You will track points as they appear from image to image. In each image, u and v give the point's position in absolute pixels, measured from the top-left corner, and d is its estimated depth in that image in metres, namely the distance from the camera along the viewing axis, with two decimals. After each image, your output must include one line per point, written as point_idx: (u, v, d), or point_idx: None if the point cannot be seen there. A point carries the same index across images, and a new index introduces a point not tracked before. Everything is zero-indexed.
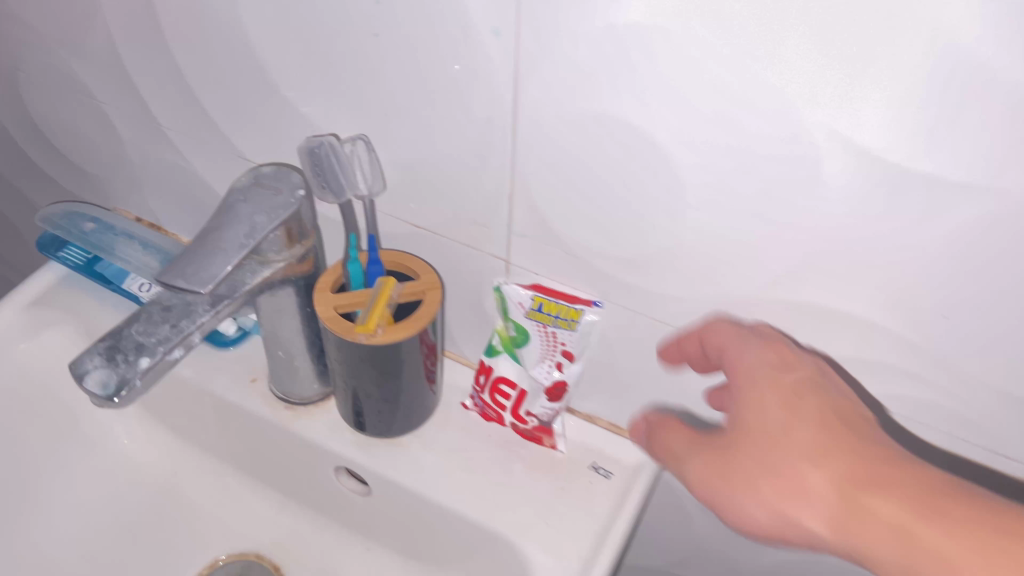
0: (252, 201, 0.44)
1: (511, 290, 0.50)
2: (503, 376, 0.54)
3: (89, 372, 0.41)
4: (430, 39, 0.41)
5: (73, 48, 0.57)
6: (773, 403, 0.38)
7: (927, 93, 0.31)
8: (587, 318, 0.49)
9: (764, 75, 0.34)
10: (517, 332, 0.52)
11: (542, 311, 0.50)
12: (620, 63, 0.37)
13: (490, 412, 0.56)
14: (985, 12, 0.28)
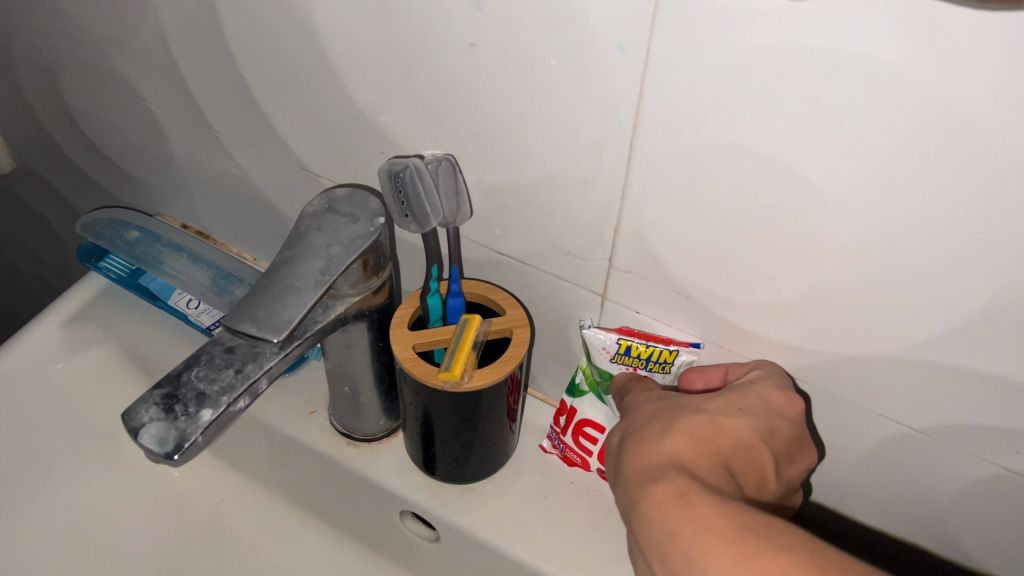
0: (326, 231, 0.39)
1: (594, 336, 0.45)
2: (587, 419, 0.49)
3: (144, 426, 0.36)
4: (537, 51, 0.36)
5: (120, 46, 0.52)
6: (706, 425, 0.37)
7: (907, 151, 0.31)
8: (683, 360, 0.44)
9: (793, 135, 0.33)
10: (604, 375, 0.47)
11: (631, 355, 0.45)
12: (762, 90, 0.32)
13: (573, 457, 0.51)
14: (975, 83, 0.28)
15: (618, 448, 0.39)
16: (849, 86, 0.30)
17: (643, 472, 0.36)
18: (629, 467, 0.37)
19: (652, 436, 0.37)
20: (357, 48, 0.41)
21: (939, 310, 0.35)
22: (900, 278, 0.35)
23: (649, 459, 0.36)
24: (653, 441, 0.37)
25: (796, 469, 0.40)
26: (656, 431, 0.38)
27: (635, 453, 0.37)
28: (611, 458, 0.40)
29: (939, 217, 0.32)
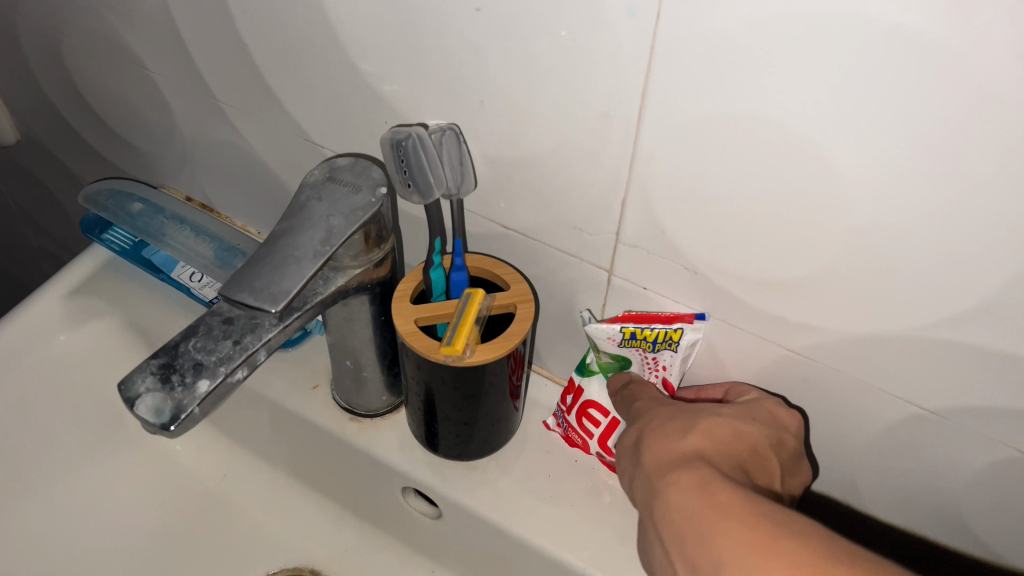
0: (326, 201, 0.38)
1: (596, 329, 0.46)
2: (592, 400, 0.48)
3: (140, 397, 0.36)
4: (544, 14, 0.34)
5: (123, 12, 0.51)
6: (725, 431, 0.38)
7: (957, 153, 0.29)
8: (688, 337, 0.43)
9: (823, 114, 0.31)
10: (612, 357, 0.47)
11: (638, 339, 0.45)
12: (780, 57, 0.30)
13: (575, 438, 0.50)
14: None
15: (632, 447, 0.40)
16: (866, 47, 0.29)
17: (665, 465, 0.36)
18: (648, 463, 0.37)
19: (672, 432, 0.38)
20: (360, 12, 0.40)
21: (967, 289, 0.33)
22: (919, 254, 0.33)
23: (671, 452, 0.37)
24: (675, 439, 0.38)
25: (795, 484, 0.41)
26: (674, 431, 0.38)
27: (655, 450, 0.38)
28: (625, 458, 0.40)
29: (960, 187, 0.30)
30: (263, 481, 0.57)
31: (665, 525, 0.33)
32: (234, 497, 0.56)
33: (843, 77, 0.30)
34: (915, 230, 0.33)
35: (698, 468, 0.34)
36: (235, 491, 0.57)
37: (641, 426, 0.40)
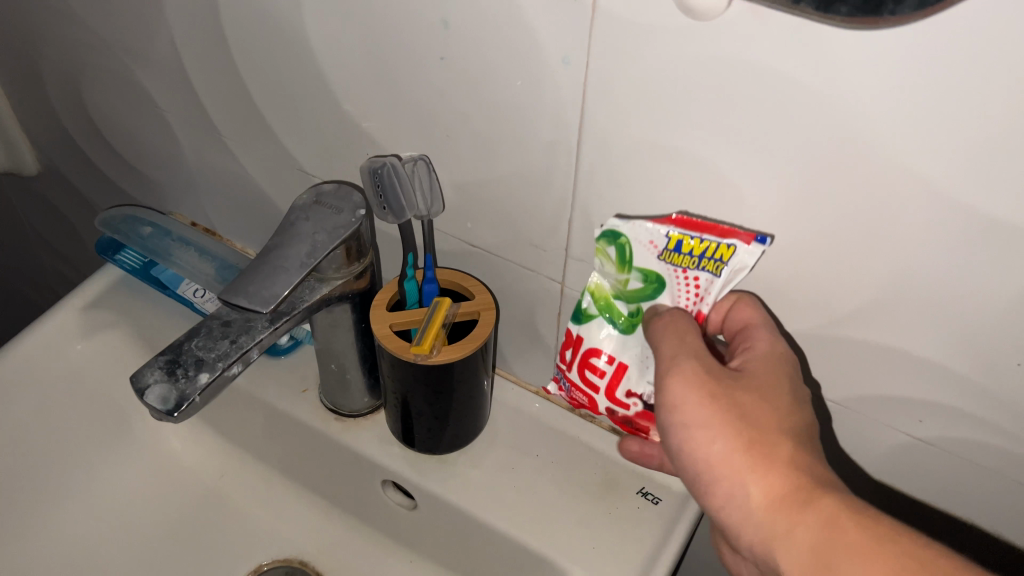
0: (313, 220, 0.44)
1: (642, 229, 0.42)
2: (596, 350, 0.47)
3: (150, 387, 0.42)
4: (496, 62, 0.41)
5: (139, 58, 0.57)
6: (795, 429, 0.39)
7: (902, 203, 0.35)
8: (739, 259, 0.40)
9: (740, 139, 0.37)
10: (644, 283, 0.44)
11: (682, 252, 0.42)
12: (686, 97, 0.37)
13: (580, 394, 0.50)
14: (986, 161, 0.32)
15: (715, 460, 0.39)
16: (751, 92, 0.35)
17: (785, 507, 0.37)
18: (757, 498, 0.38)
19: (762, 450, 0.38)
20: (344, 58, 0.46)
21: (853, 290, 0.39)
22: (813, 262, 0.39)
23: (778, 481, 0.38)
24: (773, 468, 0.38)
25: None
26: (764, 455, 0.38)
27: (757, 483, 0.38)
28: (703, 469, 0.40)
29: (845, 208, 0.36)
30: (258, 479, 0.63)
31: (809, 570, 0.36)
32: (230, 494, 0.62)
33: (765, 111, 0.35)
34: (813, 245, 0.39)
35: (818, 505, 0.36)
36: (231, 488, 0.62)
37: (710, 430, 0.39)
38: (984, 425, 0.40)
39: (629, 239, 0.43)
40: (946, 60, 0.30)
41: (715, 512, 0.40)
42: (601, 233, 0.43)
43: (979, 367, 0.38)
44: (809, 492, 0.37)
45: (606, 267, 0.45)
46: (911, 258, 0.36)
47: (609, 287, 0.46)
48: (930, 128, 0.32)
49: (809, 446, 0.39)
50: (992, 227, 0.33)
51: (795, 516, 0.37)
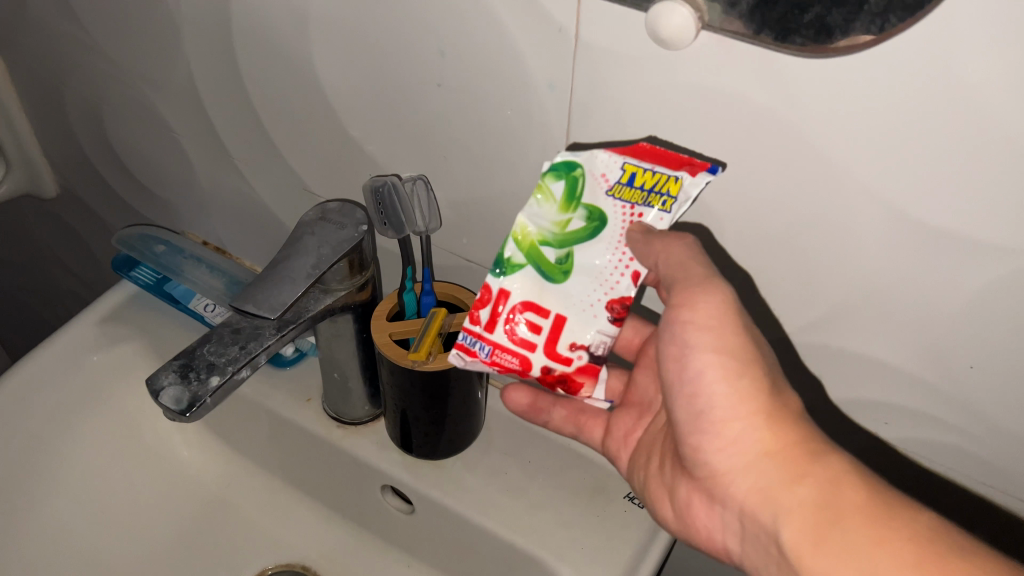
0: (318, 235, 0.47)
1: (596, 157, 0.41)
2: (527, 304, 0.44)
3: (164, 388, 0.45)
4: (490, 90, 0.44)
5: (157, 84, 0.61)
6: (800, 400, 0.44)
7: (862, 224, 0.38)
8: (688, 190, 0.39)
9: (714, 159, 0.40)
10: (585, 223, 0.42)
11: (634, 185, 0.41)
12: (662, 120, 0.40)
13: (509, 359, 0.45)
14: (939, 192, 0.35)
15: (739, 393, 0.43)
16: (720, 116, 0.38)
17: (792, 455, 0.42)
18: (766, 442, 0.43)
19: (782, 404, 0.43)
20: (349, 85, 0.50)
21: (819, 299, 0.42)
22: (782, 274, 0.43)
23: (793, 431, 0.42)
24: (787, 417, 0.42)
25: None
26: (781, 405, 0.43)
27: (770, 427, 0.43)
28: (722, 399, 0.43)
29: (809, 223, 0.39)
30: (263, 487, 0.65)
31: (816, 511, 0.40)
32: (237, 501, 0.65)
33: (736, 134, 0.38)
34: (781, 258, 0.42)
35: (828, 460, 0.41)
36: (238, 495, 0.65)
37: (739, 365, 0.42)
38: (945, 426, 0.43)
39: (584, 171, 0.41)
40: (893, 86, 0.33)
41: (715, 443, 0.44)
42: (552, 163, 0.41)
43: (936, 370, 0.41)
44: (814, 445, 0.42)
45: (546, 206, 0.42)
46: (871, 271, 0.39)
47: (539, 231, 0.43)
48: (886, 156, 0.35)
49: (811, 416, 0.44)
50: (943, 239, 0.36)
51: (800, 465, 0.42)
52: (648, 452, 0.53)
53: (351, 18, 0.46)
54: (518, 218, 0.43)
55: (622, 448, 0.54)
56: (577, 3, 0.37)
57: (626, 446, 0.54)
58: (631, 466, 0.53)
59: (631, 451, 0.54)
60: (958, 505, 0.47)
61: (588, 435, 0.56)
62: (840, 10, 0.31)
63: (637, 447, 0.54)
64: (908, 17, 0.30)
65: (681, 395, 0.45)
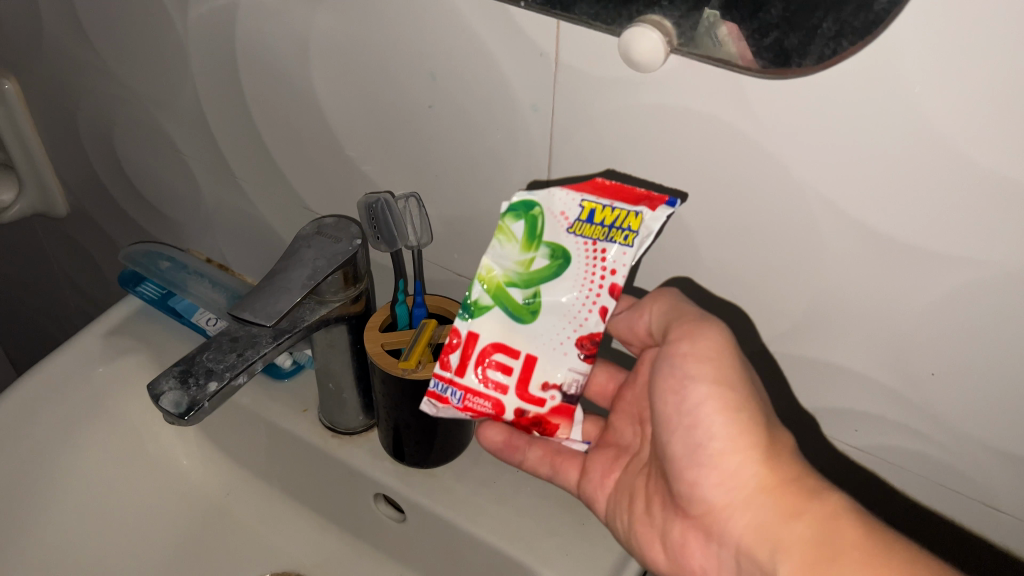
0: (314, 248, 0.50)
1: (556, 197, 0.43)
2: (497, 347, 0.46)
3: (164, 393, 0.47)
4: (478, 112, 0.47)
5: (166, 107, 0.64)
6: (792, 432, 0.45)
7: (827, 241, 0.40)
8: (648, 223, 0.41)
9: (685, 177, 0.42)
10: (549, 262, 0.44)
11: (593, 221, 0.43)
12: (638, 141, 0.42)
13: (481, 402, 0.47)
14: (895, 211, 0.37)
15: (736, 430, 0.43)
16: (690, 134, 0.40)
17: (788, 492, 0.42)
18: (763, 478, 0.43)
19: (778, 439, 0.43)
20: (346, 108, 0.52)
21: (789, 311, 0.44)
22: (754, 286, 0.45)
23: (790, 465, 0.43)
24: (783, 453, 0.43)
25: None
26: (778, 441, 0.43)
27: (766, 464, 0.43)
28: (720, 436, 0.43)
29: (777, 238, 0.42)
30: (260, 496, 0.67)
31: (814, 548, 0.41)
32: (235, 510, 0.66)
33: (705, 155, 0.40)
34: (752, 272, 0.44)
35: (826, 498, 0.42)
36: (236, 504, 0.67)
37: (738, 399, 0.43)
38: (913, 431, 0.45)
39: (542, 211, 0.44)
40: (846, 105, 0.35)
41: (711, 481, 0.44)
42: (510, 204, 0.44)
43: (900, 377, 0.43)
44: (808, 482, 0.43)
45: (509, 247, 0.45)
46: (836, 282, 0.41)
47: (504, 273, 0.45)
48: (846, 175, 0.37)
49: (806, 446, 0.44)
50: (900, 248, 0.38)
51: (798, 503, 0.42)
52: (629, 493, 0.52)
53: (348, 44, 0.48)
54: (483, 261, 0.45)
55: (600, 489, 0.54)
56: (556, 29, 0.40)
57: (603, 488, 0.54)
58: (611, 505, 0.53)
59: (609, 492, 0.54)
60: (925, 511, 0.49)
61: (564, 476, 0.56)
62: (796, 35, 0.34)
63: (618, 488, 0.54)
64: (857, 41, 0.33)
65: (678, 430, 0.45)
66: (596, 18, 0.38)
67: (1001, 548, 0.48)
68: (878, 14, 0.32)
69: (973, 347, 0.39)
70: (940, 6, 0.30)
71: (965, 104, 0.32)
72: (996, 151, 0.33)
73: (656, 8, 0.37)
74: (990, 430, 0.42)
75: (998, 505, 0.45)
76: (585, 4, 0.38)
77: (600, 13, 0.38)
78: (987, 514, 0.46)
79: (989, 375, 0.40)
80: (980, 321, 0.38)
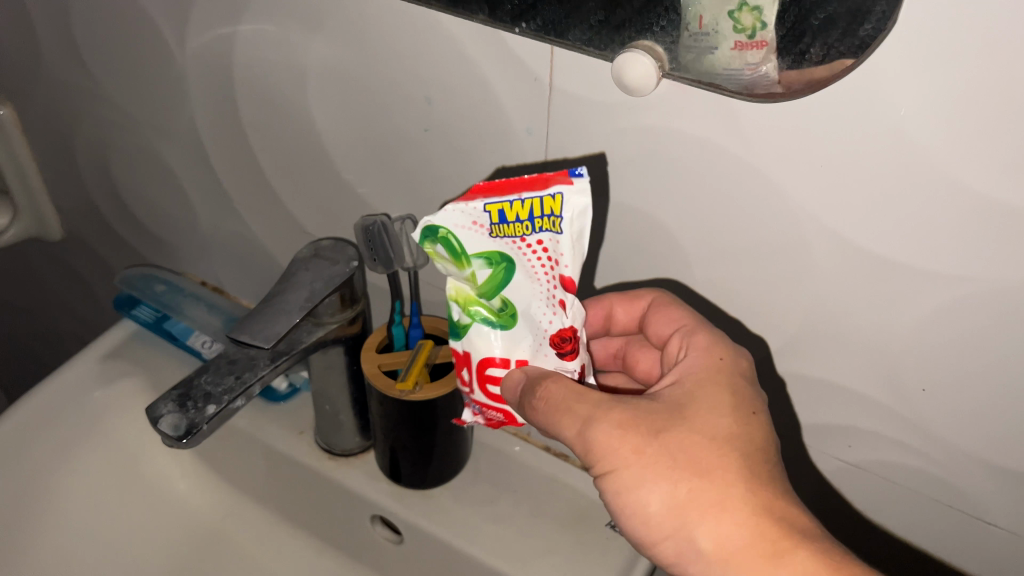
0: (311, 270, 0.50)
1: (453, 215, 0.39)
2: (489, 359, 0.43)
3: (163, 416, 0.48)
4: (474, 135, 0.47)
5: (162, 132, 0.64)
6: (741, 470, 0.39)
7: (821, 262, 0.41)
8: (569, 203, 0.37)
9: (676, 198, 0.43)
10: (491, 269, 0.40)
11: (510, 221, 0.38)
12: (630, 164, 0.43)
13: (495, 415, 0.45)
14: (890, 235, 0.38)
15: (658, 514, 0.39)
16: (682, 157, 0.41)
17: (744, 558, 0.37)
18: (711, 552, 0.38)
19: (711, 498, 0.38)
20: (343, 133, 0.53)
21: (781, 329, 0.45)
22: (747, 305, 0.45)
23: (730, 526, 0.38)
24: (721, 520, 0.38)
25: None
26: (715, 505, 0.38)
27: (708, 536, 0.38)
28: (645, 527, 0.40)
29: (768, 257, 0.42)
30: (257, 520, 0.67)
31: None
32: (231, 533, 0.66)
33: (696, 177, 0.41)
34: (747, 290, 0.45)
35: (776, 560, 0.37)
36: (232, 527, 0.67)
37: (645, 483, 0.39)
38: (907, 447, 0.46)
39: (449, 230, 0.39)
40: (835, 128, 0.36)
41: (668, 562, 0.40)
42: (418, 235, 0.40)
43: (893, 394, 0.44)
44: (765, 542, 0.37)
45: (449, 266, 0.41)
46: (826, 299, 0.42)
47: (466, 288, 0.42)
48: (839, 194, 0.38)
49: (758, 483, 0.39)
50: (887, 266, 0.39)
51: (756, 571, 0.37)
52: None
53: (344, 69, 0.49)
54: (449, 281, 0.42)
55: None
56: (550, 55, 0.41)
57: None
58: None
59: None
60: (918, 524, 0.50)
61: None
62: (784, 59, 0.35)
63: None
64: (845, 65, 0.33)
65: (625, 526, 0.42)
66: (589, 43, 0.39)
67: (992, 562, 0.48)
68: (864, 39, 0.33)
69: (963, 362, 0.40)
70: (923, 31, 0.31)
71: (955, 127, 0.33)
72: (984, 171, 0.34)
73: (649, 33, 0.37)
74: (981, 444, 0.43)
75: (991, 518, 0.46)
76: (579, 30, 0.39)
77: (593, 38, 0.39)
78: (981, 527, 0.47)
79: (982, 391, 0.41)
80: (971, 337, 0.39)
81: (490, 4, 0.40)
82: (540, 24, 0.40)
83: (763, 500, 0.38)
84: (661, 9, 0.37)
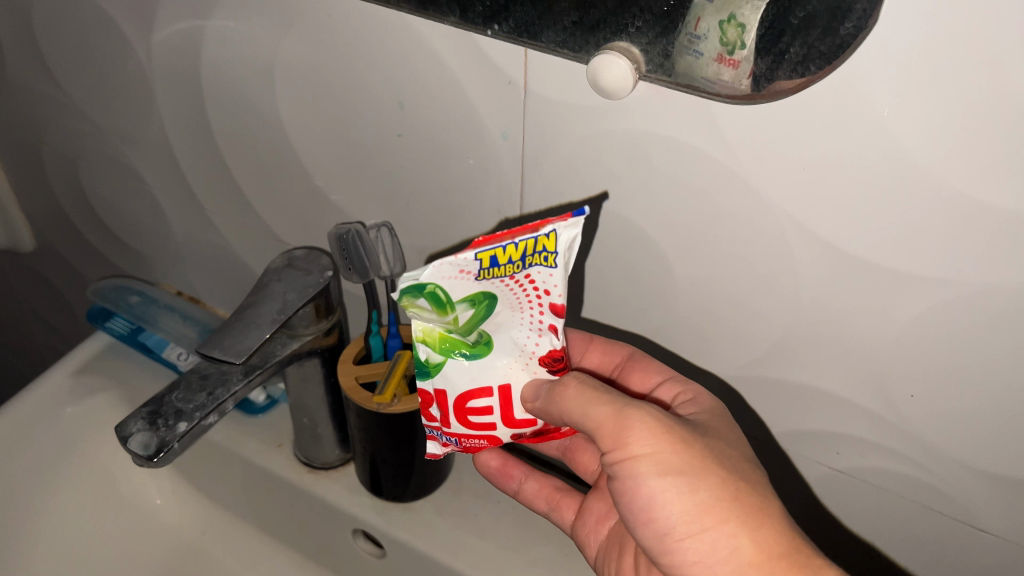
0: (285, 280, 0.49)
1: (445, 265, 0.39)
2: (465, 395, 0.41)
3: (132, 435, 0.46)
4: (449, 140, 0.46)
5: (134, 141, 0.63)
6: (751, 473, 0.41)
7: (805, 268, 0.40)
8: (566, 236, 0.37)
9: (654, 204, 0.42)
10: (474, 310, 0.40)
11: (501, 263, 0.39)
12: (608, 170, 0.42)
13: (476, 442, 0.44)
14: (880, 241, 0.37)
15: (698, 510, 0.39)
16: (661, 161, 0.40)
17: (779, 561, 0.39)
18: (748, 552, 0.39)
19: (741, 493, 0.40)
20: (315, 139, 0.52)
21: (764, 335, 0.44)
22: (729, 312, 0.44)
23: (757, 520, 0.39)
24: (759, 522, 0.39)
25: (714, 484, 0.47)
26: (754, 510, 0.40)
27: (749, 536, 0.39)
28: (681, 520, 0.39)
29: (747, 261, 0.41)
30: (237, 534, 0.66)
31: None
32: (211, 548, 0.65)
33: (675, 183, 0.40)
34: (729, 297, 0.44)
35: (797, 556, 0.39)
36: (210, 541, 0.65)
37: (689, 479, 0.39)
38: (897, 454, 0.45)
39: (436, 283, 0.39)
40: (815, 127, 0.35)
41: (688, 561, 0.40)
42: (402, 290, 0.39)
43: (879, 401, 0.43)
44: (798, 549, 0.39)
45: (427, 316, 0.41)
46: (810, 304, 0.41)
47: (438, 328, 0.41)
48: (822, 196, 0.37)
49: (765, 484, 0.41)
50: (871, 271, 0.38)
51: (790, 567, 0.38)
52: (618, 547, 0.50)
53: (314, 71, 0.48)
54: (414, 326, 0.41)
55: (593, 534, 0.52)
56: (523, 57, 0.40)
57: (596, 534, 0.52)
58: (602, 555, 0.51)
59: (601, 539, 0.52)
60: (906, 530, 0.49)
61: (562, 514, 0.55)
62: (762, 61, 0.33)
63: (609, 536, 0.51)
64: (824, 65, 0.32)
65: (641, 523, 0.41)
66: (563, 45, 0.38)
67: (983, 569, 0.48)
68: (845, 38, 0.31)
69: (949, 368, 0.39)
70: (905, 27, 0.30)
71: (938, 130, 0.32)
72: (969, 174, 0.33)
73: (624, 34, 0.36)
74: (971, 450, 0.42)
75: (981, 525, 0.45)
76: (552, 32, 0.38)
77: (567, 40, 0.37)
78: (972, 534, 0.46)
79: (974, 398, 0.40)
80: (959, 343, 0.38)
81: (461, 6, 0.39)
82: (512, 26, 0.38)
83: (776, 501, 0.41)
84: (636, 9, 0.35)
